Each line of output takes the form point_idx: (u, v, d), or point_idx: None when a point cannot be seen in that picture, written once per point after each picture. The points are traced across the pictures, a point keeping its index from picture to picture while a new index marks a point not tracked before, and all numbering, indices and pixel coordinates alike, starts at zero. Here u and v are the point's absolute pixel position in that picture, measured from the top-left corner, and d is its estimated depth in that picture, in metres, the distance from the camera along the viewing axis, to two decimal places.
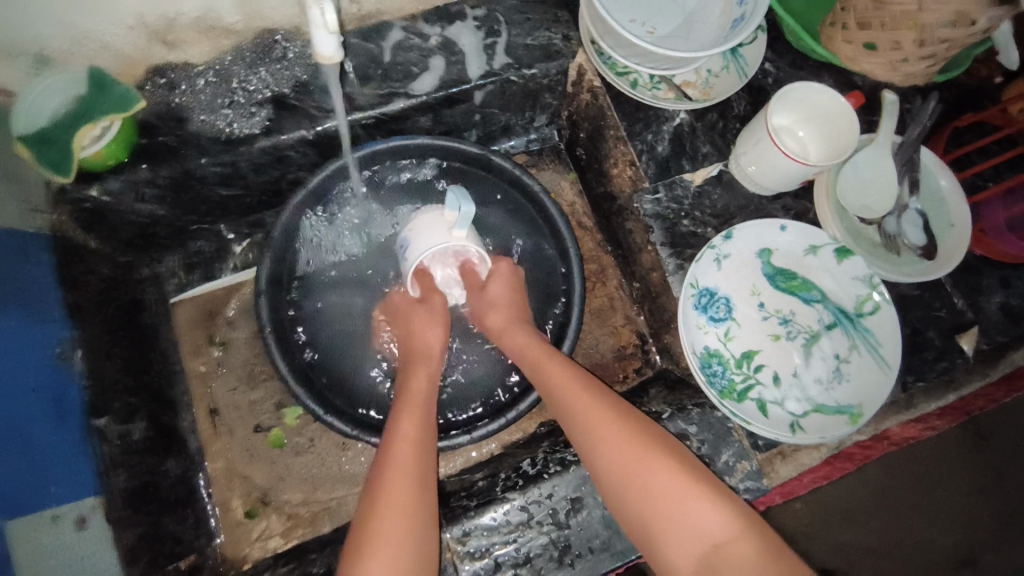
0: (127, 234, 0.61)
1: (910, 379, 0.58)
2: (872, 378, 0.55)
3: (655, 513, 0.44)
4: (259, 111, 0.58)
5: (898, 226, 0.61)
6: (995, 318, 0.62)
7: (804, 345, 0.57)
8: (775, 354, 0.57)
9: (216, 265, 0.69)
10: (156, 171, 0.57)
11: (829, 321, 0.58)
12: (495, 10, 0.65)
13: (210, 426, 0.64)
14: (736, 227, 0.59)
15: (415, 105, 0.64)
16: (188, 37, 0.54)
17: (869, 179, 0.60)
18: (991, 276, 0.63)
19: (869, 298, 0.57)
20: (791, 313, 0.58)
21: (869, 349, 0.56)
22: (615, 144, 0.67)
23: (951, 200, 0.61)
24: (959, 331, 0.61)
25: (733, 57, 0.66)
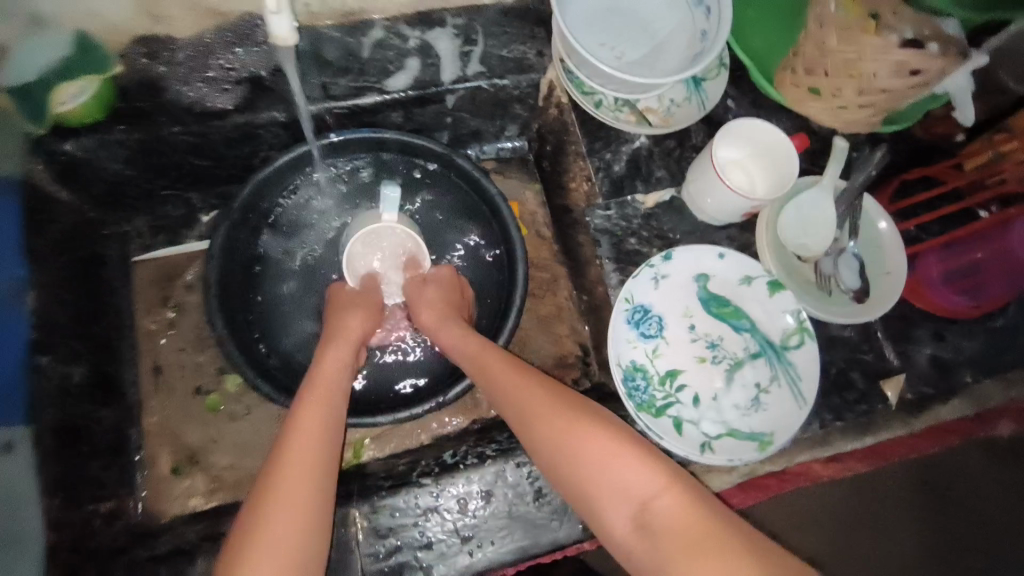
0: (97, 190, 0.64)
1: (827, 417, 0.60)
2: (787, 409, 0.57)
3: (586, 481, 0.46)
4: (237, 88, 0.62)
5: (836, 266, 0.62)
6: (923, 369, 0.63)
7: (727, 370, 0.58)
8: (699, 375, 0.58)
9: (182, 231, 0.73)
10: (131, 134, 0.60)
11: (757, 349, 0.59)
12: (475, 20, 0.68)
13: (152, 382, 0.66)
14: (676, 250, 0.60)
15: (389, 100, 0.68)
16: None
17: (810, 218, 0.62)
18: (924, 328, 0.64)
19: (795, 333, 0.59)
20: (720, 337, 0.60)
21: (789, 381, 0.58)
22: (575, 159, 0.69)
23: (890, 248, 0.63)
24: (884, 377, 0.62)
25: (696, 90, 0.68)
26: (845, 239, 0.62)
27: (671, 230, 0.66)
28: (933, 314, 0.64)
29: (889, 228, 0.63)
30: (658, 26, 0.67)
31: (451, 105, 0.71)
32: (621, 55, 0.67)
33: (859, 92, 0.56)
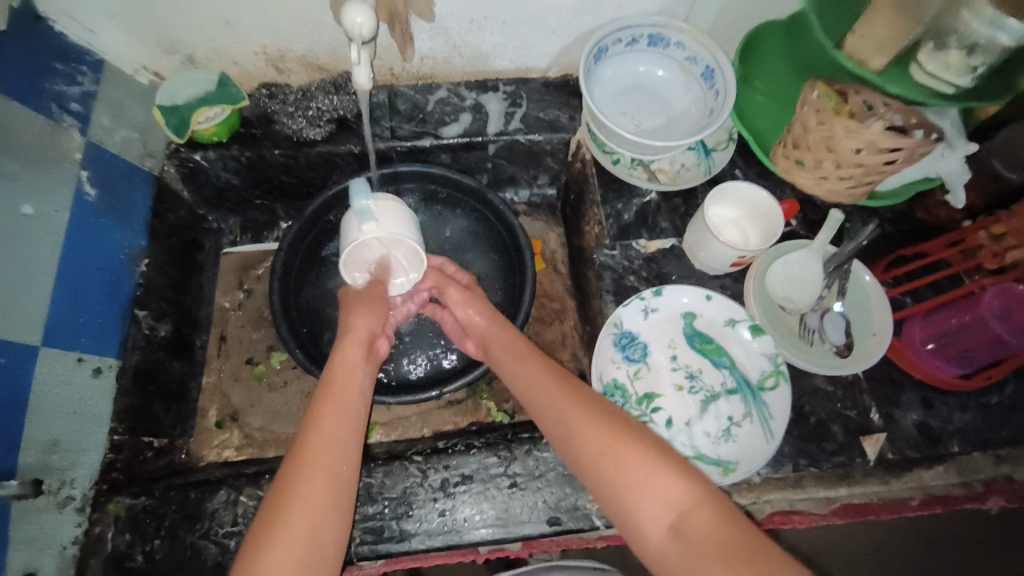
0: (208, 192, 0.82)
1: (800, 461, 0.62)
2: (755, 444, 0.61)
3: (621, 489, 0.47)
4: (325, 125, 0.79)
5: (819, 322, 0.67)
6: (909, 433, 0.64)
7: (702, 400, 0.64)
8: (674, 401, 0.64)
9: (264, 233, 0.89)
10: (242, 151, 0.77)
11: (734, 386, 0.64)
12: (521, 88, 0.83)
13: (216, 349, 0.81)
14: (666, 287, 0.67)
15: (441, 144, 0.81)
16: (292, 66, 0.77)
17: (796, 275, 0.68)
18: (914, 393, 0.66)
19: (772, 375, 0.63)
20: (700, 371, 0.66)
21: (761, 419, 0.62)
22: (591, 207, 0.80)
23: (877, 311, 0.66)
24: (865, 433, 0.64)
25: (705, 156, 0.78)
26: (828, 298, 0.67)
27: (669, 274, 0.73)
28: (925, 381, 0.66)
29: (875, 292, 0.67)
30: (675, 102, 0.78)
31: (492, 154, 0.85)
32: (640, 123, 0.78)
33: (839, 165, 0.64)
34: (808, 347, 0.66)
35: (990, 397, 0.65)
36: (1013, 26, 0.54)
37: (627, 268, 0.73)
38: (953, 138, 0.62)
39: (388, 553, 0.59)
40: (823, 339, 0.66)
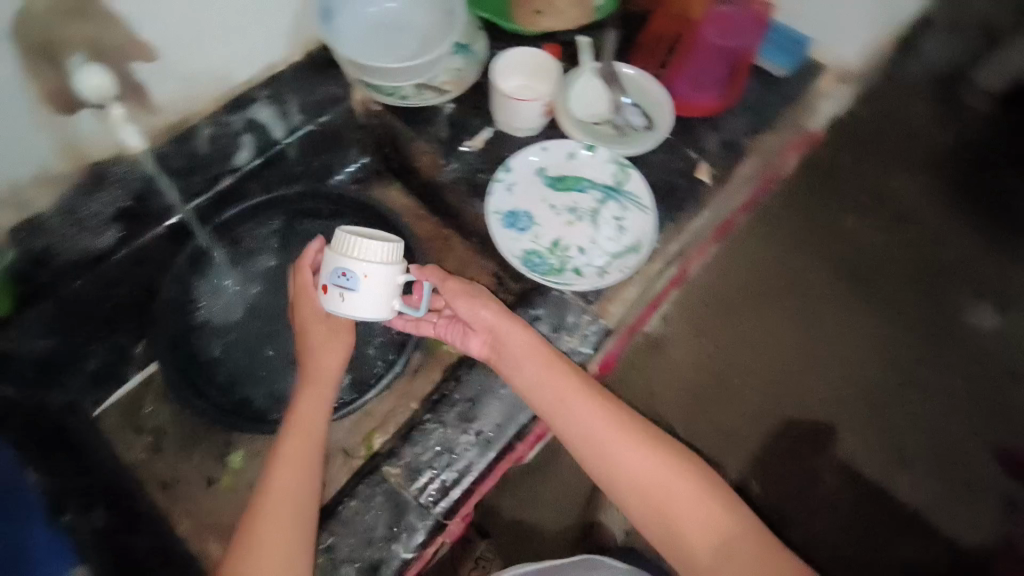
0: (29, 370, 0.72)
1: (674, 214, 0.78)
2: (641, 222, 0.76)
3: (672, 521, 0.55)
4: (111, 227, 0.72)
5: (622, 118, 0.82)
6: (719, 150, 0.83)
7: (590, 220, 0.77)
8: (574, 234, 0.76)
9: (123, 369, 0.79)
10: (39, 309, 0.70)
11: (604, 195, 0.77)
12: (279, 86, 0.80)
13: (167, 496, 0.73)
14: (510, 161, 0.77)
15: (241, 174, 0.82)
16: (30, 192, 0.66)
17: (585, 95, 0.83)
18: (705, 125, 0.84)
19: (620, 172, 0.77)
20: (575, 203, 0.77)
21: (634, 205, 0.76)
22: (411, 144, 0.84)
23: (649, 87, 0.83)
24: (697, 170, 0.81)
25: (468, 54, 0.85)
26: (616, 99, 0.83)
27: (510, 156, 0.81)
28: (704, 115, 0.84)
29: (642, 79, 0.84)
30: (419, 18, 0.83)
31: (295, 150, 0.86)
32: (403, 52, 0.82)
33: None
34: (629, 138, 0.80)
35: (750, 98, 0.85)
36: None
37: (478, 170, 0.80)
38: None
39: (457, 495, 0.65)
40: (633, 127, 0.82)
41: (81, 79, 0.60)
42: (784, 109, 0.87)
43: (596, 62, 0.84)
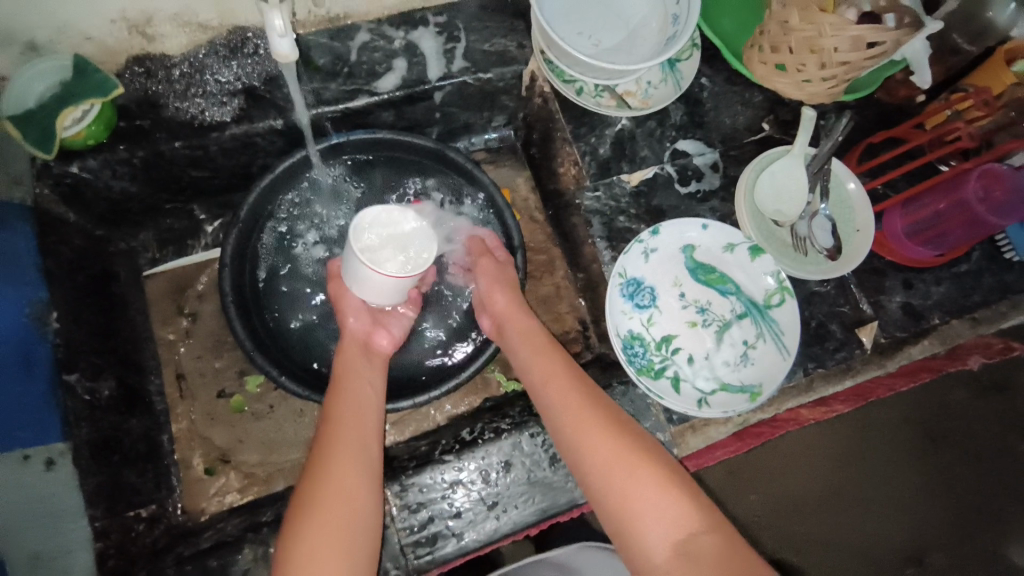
0: (261, 450, 1.00)
1: (734, 145, 1.06)
2: (680, 72, 1.06)
3: (623, 500, 0.70)
4: (526, 506, 0.85)
5: (778, 202, 0.99)
6: (655, 167, 1.04)
7: (671, 70, 1.06)
8: (651, 74, 1.06)
9: (200, 445, 1.00)
10: (429, 445, 0.94)
11: (742, 310, 0.95)
12: (289, 231, 1.00)
13: None
14: (611, 297, 0.94)
15: (260, 233, 0.98)
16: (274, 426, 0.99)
17: (771, 199, 0.99)
18: (849, 238, 0.98)
19: (684, 50, 1.06)
20: (709, 302, 0.96)
21: (673, 73, 1.06)
22: (303, 182, 1.01)
23: (817, 222, 0.98)
24: (763, 217, 1.00)
25: (663, 66, 1.06)
26: (665, 25, 1.00)
27: (516, 98, 1.12)
28: (847, 262, 0.97)
29: (926, 53, 0.92)
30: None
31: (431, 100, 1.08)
32: (632, 50, 1.02)
33: (822, 67, 0.86)
34: (805, 253, 0.99)
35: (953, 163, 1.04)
36: (684, 59, 1.06)
37: (512, 80, 1.07)
38: (655, 244, 0.97)
39: (430, 552, 0.82)
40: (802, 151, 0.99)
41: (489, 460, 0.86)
42: (768, 154, 1.00)
43: (673, 172, 1.03)
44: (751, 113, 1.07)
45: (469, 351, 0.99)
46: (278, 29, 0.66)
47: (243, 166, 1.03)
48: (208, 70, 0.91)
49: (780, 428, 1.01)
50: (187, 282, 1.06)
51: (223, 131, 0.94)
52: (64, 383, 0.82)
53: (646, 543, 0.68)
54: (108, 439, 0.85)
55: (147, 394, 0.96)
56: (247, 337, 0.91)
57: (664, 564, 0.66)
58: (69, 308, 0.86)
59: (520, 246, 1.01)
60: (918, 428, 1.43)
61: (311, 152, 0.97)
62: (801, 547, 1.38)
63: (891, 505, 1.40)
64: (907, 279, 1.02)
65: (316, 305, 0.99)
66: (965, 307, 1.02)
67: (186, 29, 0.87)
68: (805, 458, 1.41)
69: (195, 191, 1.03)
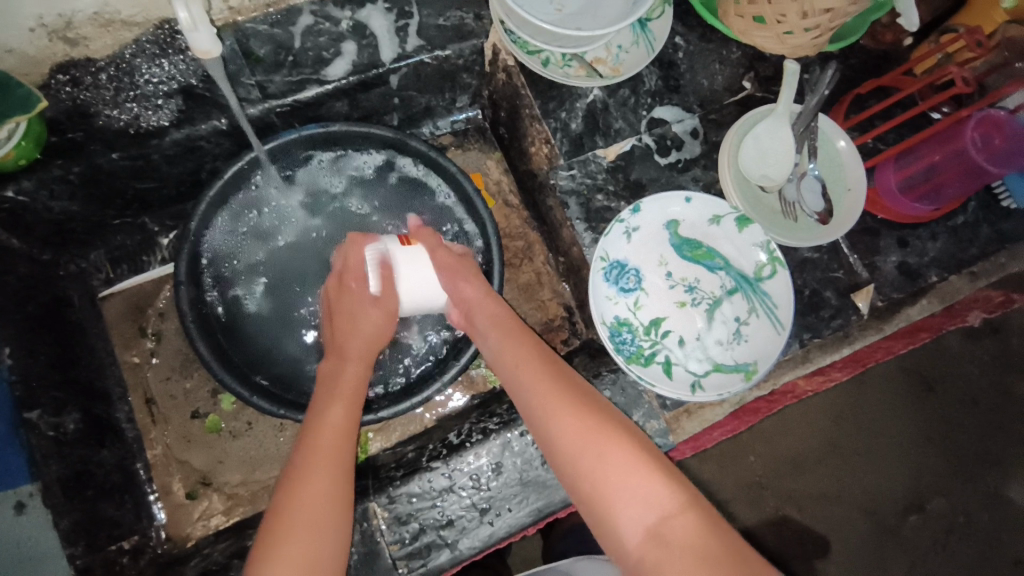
0: (243, 469, 0.97)
1: (714, 107, 0.99)
2: (653, 32, 0.98)
3: (594, 477, 0.67)
4: (519, 509, 0.82)
5: (765, 169, 0.94)
6: (631, 138, 0.97)
7: (643, 30, 0.99)
8: (622, 37, 0.99)
9: (179, 468, 0.96)
10: (416, 450, 0.90)
11: (733, 286, 0.90)
12: (250, 237, 0.94)
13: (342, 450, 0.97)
14: (595, 281, 0.89)
15: (217, 245, 0.92)
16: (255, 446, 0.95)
17: (757, 163, 0.93)
18: (842, 200, 0.93)
19: (655, 8, 0.99)
20: (698, 279, 0.91)
21: (645, 34, 0.98)
22: (257, 183, 0.94)
23: (808, 186, 0.93)
24: (751, 184, 0.94)
25: (634, 28, 0.99)
26: None
27: (479, 75, 1.05)
28: (842, 225, 0.92)
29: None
30: None
31: (389, 84, 1.01)
32: (598, 13, 0.95)
33: (804, 16, 0.79)
34: (796, 219, 0.94)
35: (944, 110, 0.99)
36: (657, 17, 0.99)
37: (473, 55, 1.00)
38: (637, 221, 0.91)
39: (424, 564, 0.79)
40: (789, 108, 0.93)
41: (479, 465, 0.83)
42: (751, 114, 0.94)
43: (651, 142, 0.97)
44: (731, 71, 1.00)
45: (454, 350, 0.94)
46: (187, 23, 0.61)
47: (191, 171, 0.96)
48: (139, 71, 0.83)
49: (778, 402, 0.98)
50: (147, 301, 1.01)
51: (163, 137, 0.88)
52: (25, 422, 0.78)
53: (617, 522, 0.65)
54: (80, 473, 0.81)
55: (116, 422, 0.91)
56: (214, 357, 0.86)
57: (635, 548, 0.64)
58: (20, 342, 0.80)
59: (496, 234, 0.96)
60: (919, 382, 1.41)
61: (261, 151, 0.90)
62: (804, 511, 1.37)
63: (893, 461, 1.39)
64: (902, 237, 0.97)
65: (281, 314, 0.94)
66: (963, 261, 0.97)
67: (109, 28, 0.78)
68: (807, 422, 1.39)
69: (141, 202, 0.97)
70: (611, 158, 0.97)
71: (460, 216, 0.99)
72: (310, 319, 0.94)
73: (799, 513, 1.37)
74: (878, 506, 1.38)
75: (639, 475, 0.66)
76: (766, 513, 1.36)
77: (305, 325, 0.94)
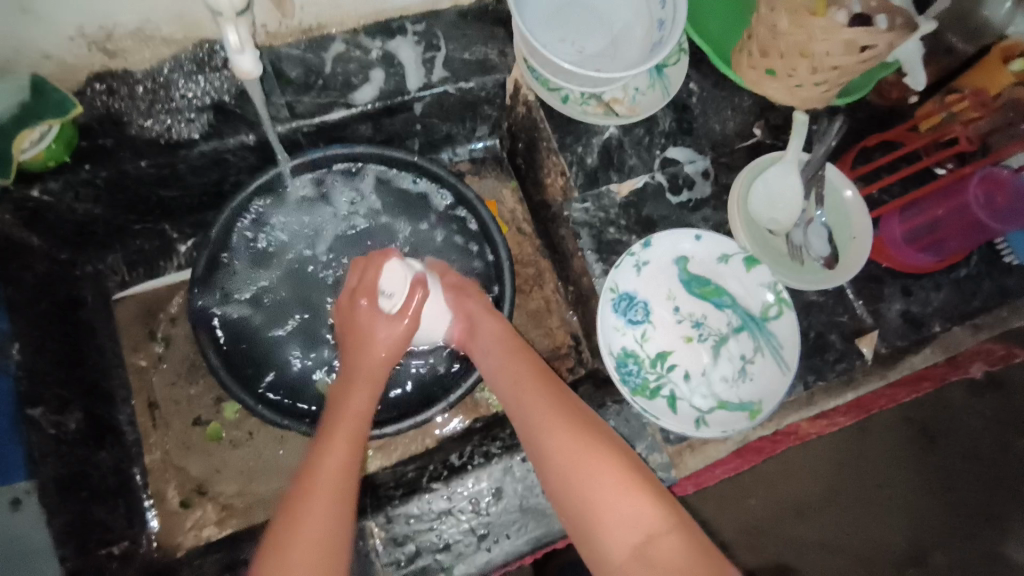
0: (240, 481, 0.96)
1: (725, 151, 1.02)
2: (668, 77, 1.03)
3: (584, 499, 0.66)
4: (518, 536, 0.81)
5: (773, 212, 0.96)
6: (645, 175, 1.00)
7: (659, 75, 1.03)
8: (639, 79, 1.03)
9: (175, 477, 0.95)
10: (416, 470, 0.89)
11: (739, 324, 0.91)
12: (268, 249, 0.96)
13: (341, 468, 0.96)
14: (603, 312, 0.90)
15: (235, 254, 0.94)
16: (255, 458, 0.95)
17: (766, 207, 0.96)
18: (848, 247, 0.95)
19: (671, 55, 1.04)
20: (705, 315, 0.93)
21: (661, 78, 1.03)
22: (279, 198, 0.96)
23: (815, 231, 0.96)
24: (759, 226, 0.97)
25: (649, 72, 1.03)
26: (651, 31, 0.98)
27: (499, 108, 1.09)
28: (848, 271, 0.94)
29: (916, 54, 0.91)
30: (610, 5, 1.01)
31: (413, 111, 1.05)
32: (616, 57, 0.99)
33: (813, 71, 0.84)
34: (803, 263, 0.96)
35: (947, 165, 1.02)
36: (673, 64, 1.04)
37: (495, 88, 1.04)
38: (647, 255, 0.93)
39: None
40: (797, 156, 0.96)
41: (480, 488, 0.82)
42: (761, 160, 0.97)
43: (663, 180, 1.00)
44: (742, 117, 1.04)
45: (460, 371, 0.95)
46: (234, 44, 0.64)
47: (215, 183, 0.99)
48: (175, 85, 0.87)
49: (782, 444, 0.98)
50: (160, 306, 1.02)
51: (191, 149, 0.89)
52: (28, 419, 0.76)
53: (607, 546, 0.64)
54: (76, 474, 0.80)
55: (117, 425, 0.91)
56: (223, 365, 0.87)
57: (625, 572, 0.63)
58: (32, 338, 0.81)
59: (508, 259, 0.98)
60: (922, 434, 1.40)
61: (286, 166, 0.93)
62: (804, 561, 1.34)
63: (895, 514, 1.37)
64: (906, 286, 0.99)
65: (292, 326, 0.95)
66: (967, 313, 0.99)
67: (149, 43, 0.82)
68: (808, 468, 1.37)
69: (164, 209, 0.99)
70: (624, 193, 0.99)
71: (474, 240, 1.01)
72: (320, 333, 0.95)
73: (798, 563, 1.33)
74: (879, 559, 1.35)
75: (628, 498, 0.65)
76: (765, 560, 1.33)
77: (315, 339, 0.95)
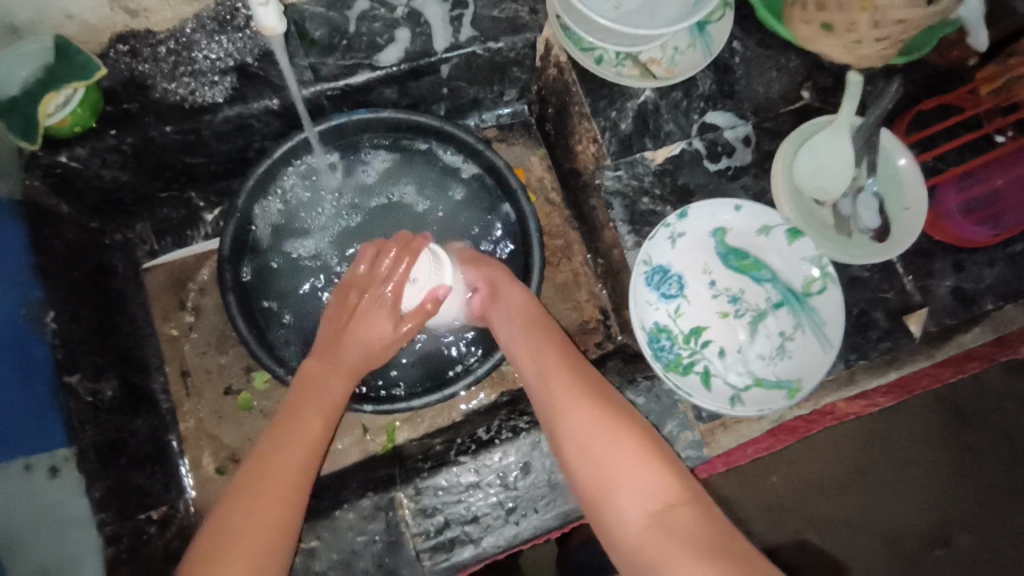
0: None
1: (770, 116, 0.96)
2: (710, 36, 0.96)
3: (601, 469, 0.65)
4: (546, 511, 0.80)
5: (820, 182, 0.91)
6: (682, 143, 0.95)
7: (701, 33, 0.96)
8: (679, 38, 0.97)
9: (209, 443, 0.97)
10: (444, 444, 0.89)
11: (778, 300, 0.88)
12: (293, 219, 0.95)
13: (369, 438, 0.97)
14: (636, 285, 0.87)
15: (260, 223, 0.93)
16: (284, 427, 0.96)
17: (812, 176, 0.91)
18: (900, 219, 0.89)
19: (714, 11, 0.97)
20: (742, 290, 0.89)
21: (702, 36, 0.96)
22: (303, 166, 0.94)
23: (865, 202, 0.90)
24: (803, 196, 0.92)
25: (690, 30, 0.97)
26: None
27: (528, 70, 1.04)
28: (899, 245, 0.88)
29: None
30: None
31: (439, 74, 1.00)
32: (656, 13, 0.93)
33: (876, 26, 0.77)
34: (849, 236, 0.90)
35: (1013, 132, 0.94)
36: (716, 21, 0.96)
37: (524, 49, 0.98)
38: (683, 227, 0.89)
39: (447, 558, 0.79)
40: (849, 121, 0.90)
41: (508, 464, 0.81)
42: (808, 125, 0.91)
43: (702, 147, 0.95)
44: (790, 79, 0.97)
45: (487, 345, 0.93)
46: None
47: (239, 150, 0.97)
48: (197, 46, 0.83)
49: (816, 424, 0.95)
50: (188, 275, 1.02)
51: (216, 114, 0.88)
52: (65, 386, 0.78)
53: (620, 515, 0.63)
54: (115, 440, 0.82)
55: (151, 393, 0.92)
56: (252, 335, 0.87)
57: (636, 540, 0.61)
58: (67, 307, 0.82)
59: (537, 231, 0.95)
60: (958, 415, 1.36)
61: (310, 133, 0.90)
62: (828, 537, 1.33)
63: (924, 494, 1.34)
64: (959, 262, 0.93)
65: (318, 297, 0.94)
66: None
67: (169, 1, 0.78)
68: (837, 446, 1.35)
69: (189, 177, 0.98)
70: (660, 162, 0.94)
71: (502, 211, 0.98)
72: None
73: (822, 539, 1.33)
74: (905, 538, 1.33)
75: (649, 470, 0.64)
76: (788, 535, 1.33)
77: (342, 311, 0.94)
